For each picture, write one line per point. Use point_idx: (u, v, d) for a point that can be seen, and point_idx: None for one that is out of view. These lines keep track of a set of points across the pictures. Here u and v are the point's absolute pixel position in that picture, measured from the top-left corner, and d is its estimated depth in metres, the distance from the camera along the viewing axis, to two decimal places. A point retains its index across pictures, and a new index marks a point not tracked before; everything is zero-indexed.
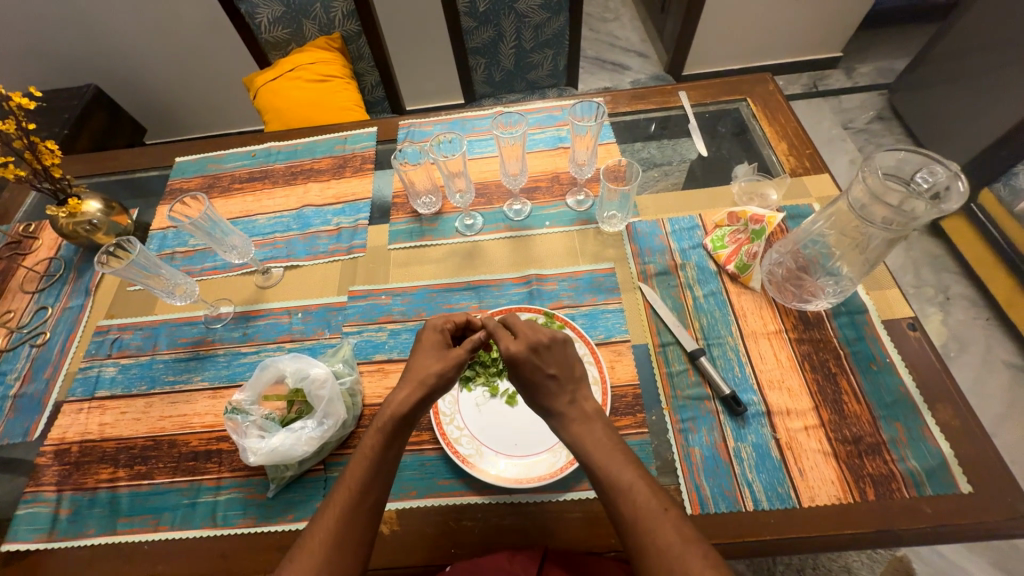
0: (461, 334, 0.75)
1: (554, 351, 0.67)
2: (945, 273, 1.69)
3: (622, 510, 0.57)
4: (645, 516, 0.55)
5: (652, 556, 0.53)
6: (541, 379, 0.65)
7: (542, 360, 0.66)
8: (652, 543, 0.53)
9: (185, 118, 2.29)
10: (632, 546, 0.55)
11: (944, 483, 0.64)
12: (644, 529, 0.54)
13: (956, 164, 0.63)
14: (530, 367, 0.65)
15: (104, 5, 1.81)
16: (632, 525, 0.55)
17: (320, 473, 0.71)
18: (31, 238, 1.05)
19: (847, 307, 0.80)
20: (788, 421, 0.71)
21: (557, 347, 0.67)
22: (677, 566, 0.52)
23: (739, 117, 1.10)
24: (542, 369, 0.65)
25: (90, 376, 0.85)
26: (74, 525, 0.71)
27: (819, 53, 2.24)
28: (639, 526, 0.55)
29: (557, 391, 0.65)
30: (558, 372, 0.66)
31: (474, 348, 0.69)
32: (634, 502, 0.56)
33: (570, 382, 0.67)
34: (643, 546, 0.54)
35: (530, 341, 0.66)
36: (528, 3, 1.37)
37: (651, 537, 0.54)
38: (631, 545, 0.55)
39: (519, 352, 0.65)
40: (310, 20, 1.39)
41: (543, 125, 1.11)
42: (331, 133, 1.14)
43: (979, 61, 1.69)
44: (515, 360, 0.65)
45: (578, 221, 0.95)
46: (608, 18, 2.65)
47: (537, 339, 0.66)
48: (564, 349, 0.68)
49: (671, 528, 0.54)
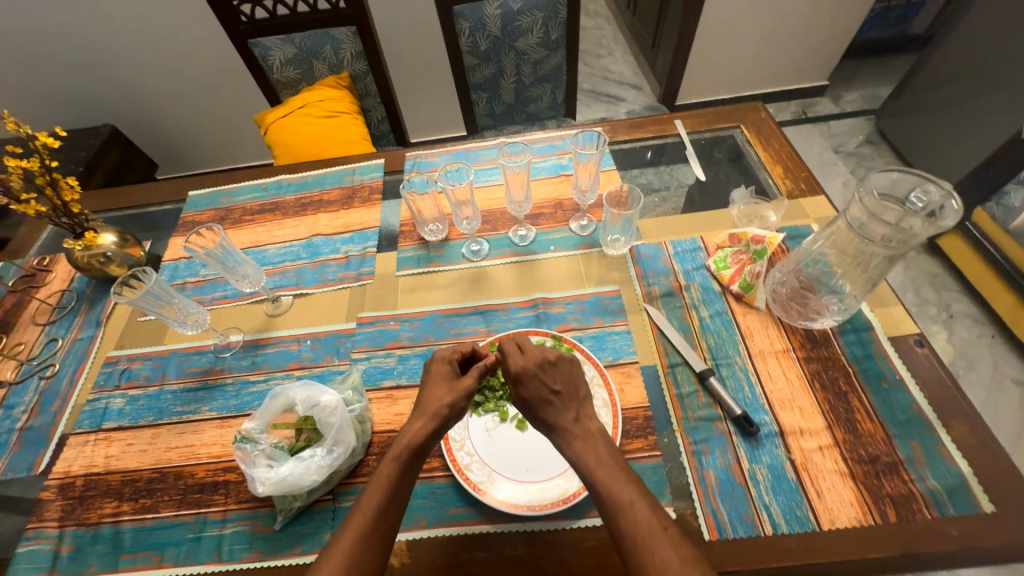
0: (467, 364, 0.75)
1: (558, 367, 0.68)
2: (945, 291, 1.70)
3: (626, 520, 0.55)
4: (645, 534, 0.54)
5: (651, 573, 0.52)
6: (545, 395, 0.66)
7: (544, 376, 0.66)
8: (658, 552, 0.53)
9: (194, 154, 2.36)
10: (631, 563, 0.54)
11: (965, 502, 0.63)
12: (644, 546, 0.53)
13: (949, 183, 0.65)
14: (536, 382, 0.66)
15: (121, 49, 1.90)
16: (629, 542, 0.54)
17: (328, 504, 0.70)
18: (44, 271, 1.06)
19: (853, 325, 0.81)
20: (802, 441, 0.70)
21: (563, 364, 0.69)
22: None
23: (734, 143, 1.13)
24: (547, 385, 0.66)
25: (98, 408, 0.84)
26: (75, 562, 0.69)
27: (806, 82, 2.32)
28: (638, 544, 0.54)
29: (562, 407, 0.65)
30: (562, 389, 0.67)
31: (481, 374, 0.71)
32: (635, 520, 0.55)
33: (567, 398, 0.67)
34: (644, 559, 0.53)
35: (537, 358, 0.67)
36: (527, 41, 1.44)
37: (648, 554, 0.53)
38: (630, 563, 0.54)
39: (530, 366, 0.67)
40: (319, 60, 1.45)
41: (545, 154, 1.14)
42: (340, 165, 1.17)
43: (961, 88, 1.76)
44: (526, 373, 0.66)
45: (582, 245, 0.97)
46: (602, 54, 2.77)
47: (543, 355, 0.68)
48: (570, 368, 0.69)
49: (670, 544, 0.53)
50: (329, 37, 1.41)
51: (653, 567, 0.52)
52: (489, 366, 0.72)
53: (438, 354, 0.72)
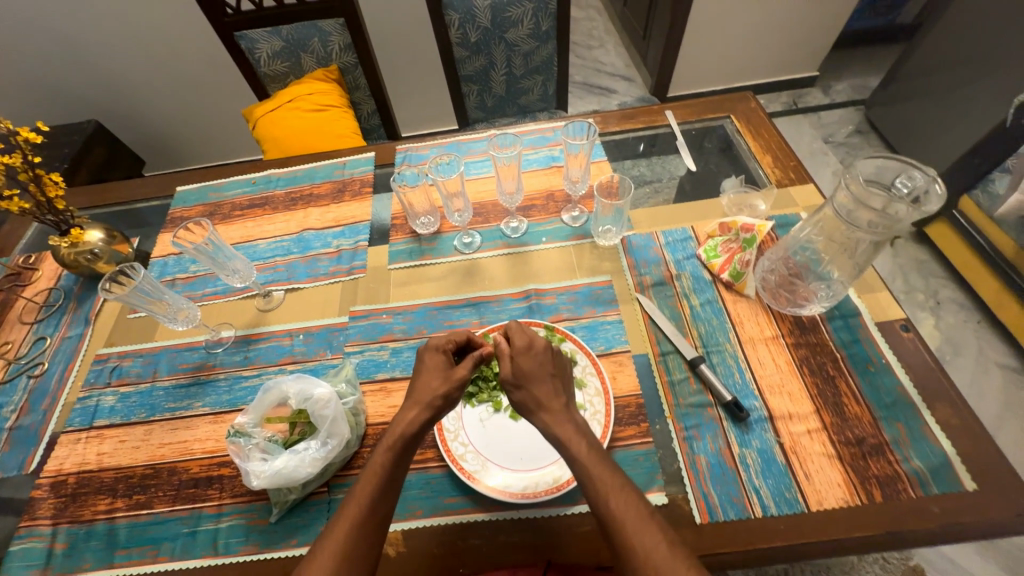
0: (461, 352, 0.75)
1: (555, 355, 0.70)
2: (933, 278, 1.73)
3: (613, 507, 0.56)
4: (632, 518, 0.55)
5: (638, 557, 0.52)
6: (545, 375, 0.67)
7: (546, 359, 0.68)
8: (645, 536, 0.53)
9: (182, 150, 2.33)
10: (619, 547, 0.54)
11: (949, 481, 0.65)
12: (631, 531, 0.54)
13: (933, 170, 0.66)
14: (537, 361, 0.67)
15: (105, 43, 1.87)
16: (617, 527, 0.55)
17: (324, 496, 0.71)
18: (31, 269, 1.05)
19: (840, 311, 0.82)
20: (791, 425, 0.71)
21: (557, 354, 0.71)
22: (662, 565, 0.51)
23: (724, 133, 1.14)
24: (548, 366, 0.67)
25: (89, 406, 0.84)
26: (69, 559, 0.69)
27: (796, 73, 2.33)
28: (625, 529, 0.54)
29: (556, 389, 0.66)
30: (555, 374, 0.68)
31: (476, 363, 0.70)
32: (623, 505, 0.56)
33: (561, 382, 0.68)
34: (632, 543, 0.53)
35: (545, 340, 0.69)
36: (517, 32, 1.43)
37: (636, 538, 0.53)
38: (618, 548, 0.54)
39: (537, 346, 0.68)
40: (308, 53, 1.44)
41: (537, 146, 1.14)
42: (330, 159, 1.16)
43: (948, 77, 1.78)
44: (532, 350, 0.67)
45: (574, 236, 0.97)
46: (593, 45, 2.76)
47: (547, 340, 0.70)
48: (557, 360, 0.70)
49: (658, 527, 0.54)
50: (317, 30, 1.39)
51: (641, 550, 0.53)
52: (484, 356, 0.71)
53: (431, 343, 0.72)
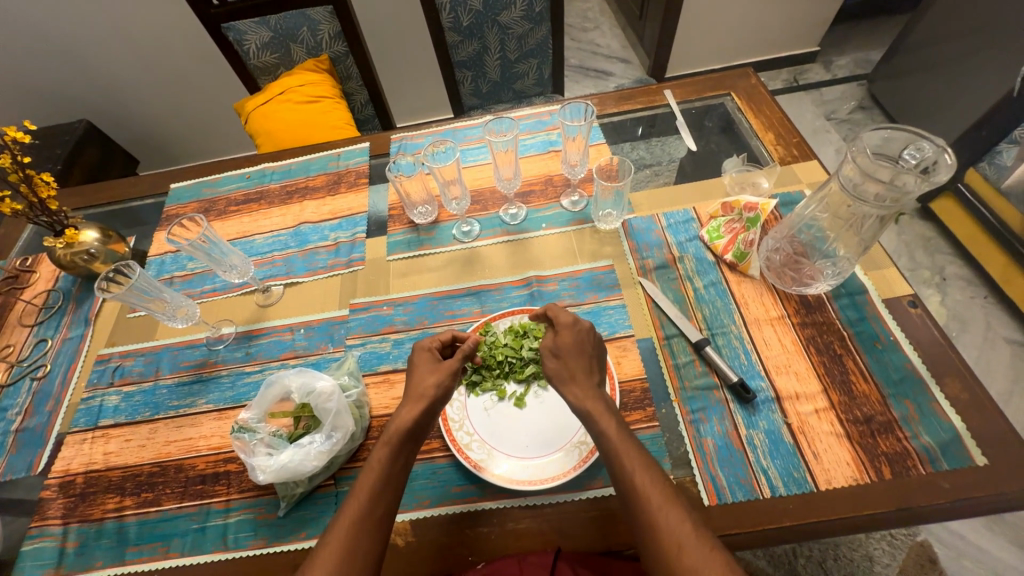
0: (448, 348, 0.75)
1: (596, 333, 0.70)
2: (939, 254, 1.71)
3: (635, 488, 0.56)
4: (657, 494, 0.55)
5: (661, 532, 0.52)
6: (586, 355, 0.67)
7: (586, 337, 0.68)
8: (666, 513, 0.53)
9: (176, 148, 2.31)
10: (643, 529, 0.54)
11: (960, 456, 0.64)
12: (655, 507, 0.54)
13: (942, 139, 0.65)
14: (577, 337, 0.68)
15: (92, 40, 1.84)
16: (642, 506, 0.55)
17: (330, 489, 0.70)
18: (28, 272, 1.04)
19: (847, 289, 0.81)
20: (798, 405, 0.71)
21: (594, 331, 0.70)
22: (687, 541, 0.51)
23: (724, 111, 1.12)
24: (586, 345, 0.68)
25: (93, 406, 0.84)
26: (81, 557, 0.69)
27: (797, 49, 2.29)
28: (651, 507, 0.54)
29: (591, 367, 0.67)
30: (596, 353, 0.69)
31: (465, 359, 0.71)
32: (649, 485, 0.55)
33: (597, 360, 0.68)
34: (656, 521, 0.53)
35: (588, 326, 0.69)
36: (510, 14, 1.40)
37: (661, 515, 0.53)
38: (642, 526, 0.54)
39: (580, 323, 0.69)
40: (298, 43, 1.41)
41: (533, 130, 1.12)
42: (324, 150, 1.15)
43: (952, 47, 1.74)
44: (573, 325, 0.68)
45: (574, 221, 0.96)
46: (589, 27, 2.71)
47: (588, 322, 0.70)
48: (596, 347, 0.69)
49: (673, 507, 0.54)
50: (306, 19, 1.37)
51: (664, 526, 0.53)
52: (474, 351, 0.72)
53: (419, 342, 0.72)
